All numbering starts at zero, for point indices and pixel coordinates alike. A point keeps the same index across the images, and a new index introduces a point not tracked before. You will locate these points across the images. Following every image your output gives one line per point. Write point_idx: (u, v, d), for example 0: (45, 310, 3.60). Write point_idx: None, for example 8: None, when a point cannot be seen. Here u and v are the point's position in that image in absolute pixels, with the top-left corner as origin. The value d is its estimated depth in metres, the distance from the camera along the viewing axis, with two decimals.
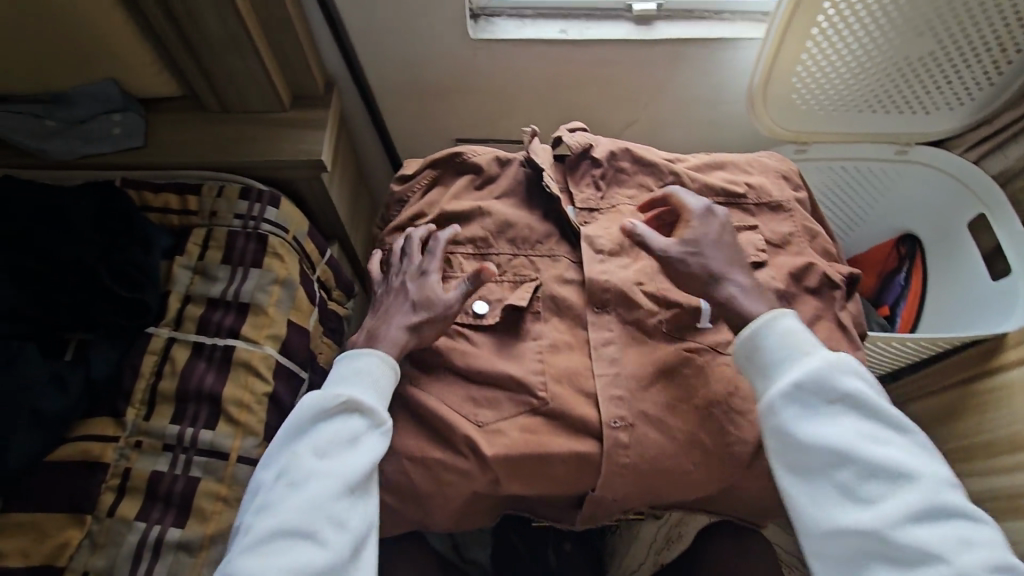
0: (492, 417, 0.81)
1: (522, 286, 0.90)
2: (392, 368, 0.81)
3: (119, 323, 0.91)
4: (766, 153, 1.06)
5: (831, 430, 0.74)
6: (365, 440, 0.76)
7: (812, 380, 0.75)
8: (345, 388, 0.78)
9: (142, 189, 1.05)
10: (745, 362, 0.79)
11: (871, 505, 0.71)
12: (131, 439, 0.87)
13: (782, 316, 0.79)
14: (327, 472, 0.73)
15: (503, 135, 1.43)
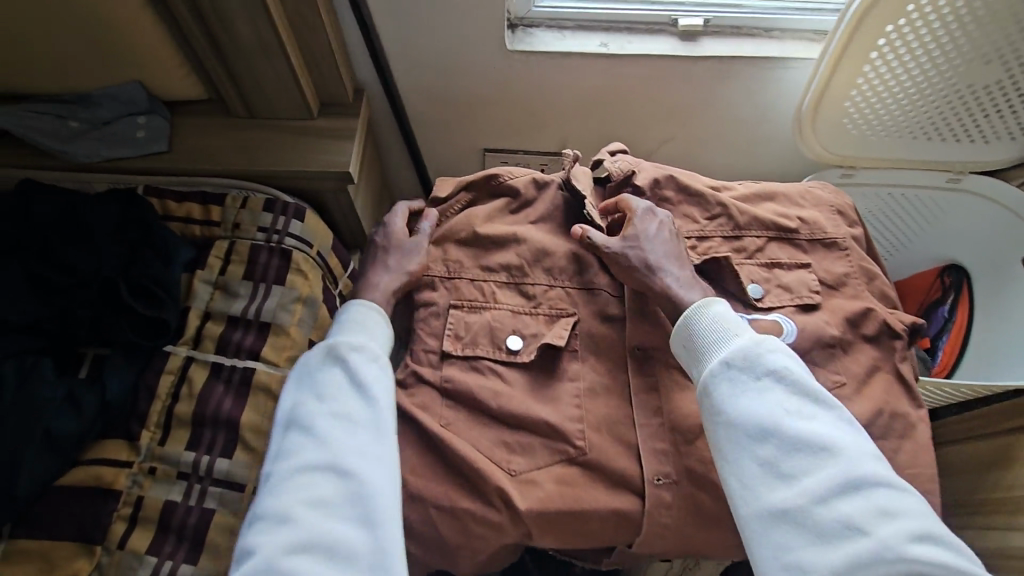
0: (527, 465, 0.77)
1: (559, 322, 0.85)
2: (384, 316, 0.81)
3: (135, 341, 0.87)
4: (819, 184, 1.00)
5: (760, 404, 0.71)
6: (369, 374, 0.74)
7: (739, 355, 0.73)
8: (341, 334, 0.78)
9: (165, 198, 1.02)
10: (682, 347, 0.78)
11: (795, 481, 0.67)
12: (145, 465, 0.83)
13: (710, 300, 0.79)
14: (336, 412, 0.72)
15: (534, 147, 1.37)
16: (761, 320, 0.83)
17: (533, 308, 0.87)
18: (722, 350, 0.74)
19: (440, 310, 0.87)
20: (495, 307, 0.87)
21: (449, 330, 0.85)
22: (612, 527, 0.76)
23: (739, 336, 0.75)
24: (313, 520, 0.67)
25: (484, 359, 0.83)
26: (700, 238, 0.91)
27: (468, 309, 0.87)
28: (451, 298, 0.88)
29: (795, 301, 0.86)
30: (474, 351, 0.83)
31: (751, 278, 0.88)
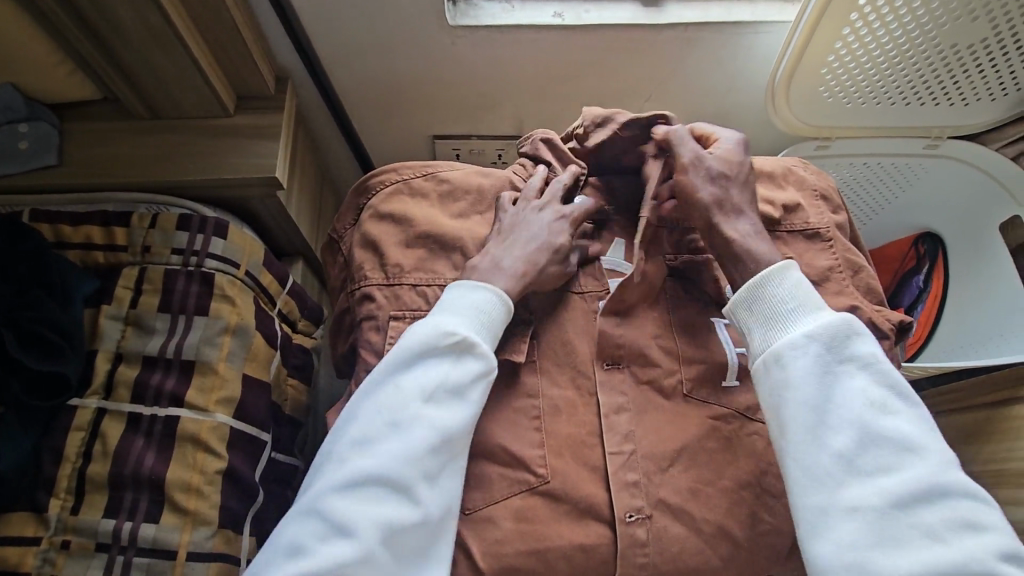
0: (481, 501, 0.68)
1: (516, 331, 0.75)
2: (506, 310, 0.71)
3: (30, 399, 0.75)
4: (796, 165, 0.93)
5: (834, 385, 0.63)
6: (468, 382, 0.67)
7: (821, 335, 0.65)
8: (466, 323, 0.69)
9: (59, 222, 0.88)
10: (744, 315, 0.69)
11: (870, 478, 0.60)
12: (57, 538, 0.73)
13: (791, 262, 0.69)
14: (433, 421, 0.65)
15: (488, 131, 1.24)
16: None
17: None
18: (802, 320, 0.66)
19: (380, 324, 0.77)
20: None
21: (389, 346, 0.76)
22: (580, 568, 0.66)
23: (816, 308, 0.67)
24: (372, 530, 0.62)
25: None
26: None
27: (410, 320, 0.77)
28: (391, 309, 0.78)
29: None
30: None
31: None
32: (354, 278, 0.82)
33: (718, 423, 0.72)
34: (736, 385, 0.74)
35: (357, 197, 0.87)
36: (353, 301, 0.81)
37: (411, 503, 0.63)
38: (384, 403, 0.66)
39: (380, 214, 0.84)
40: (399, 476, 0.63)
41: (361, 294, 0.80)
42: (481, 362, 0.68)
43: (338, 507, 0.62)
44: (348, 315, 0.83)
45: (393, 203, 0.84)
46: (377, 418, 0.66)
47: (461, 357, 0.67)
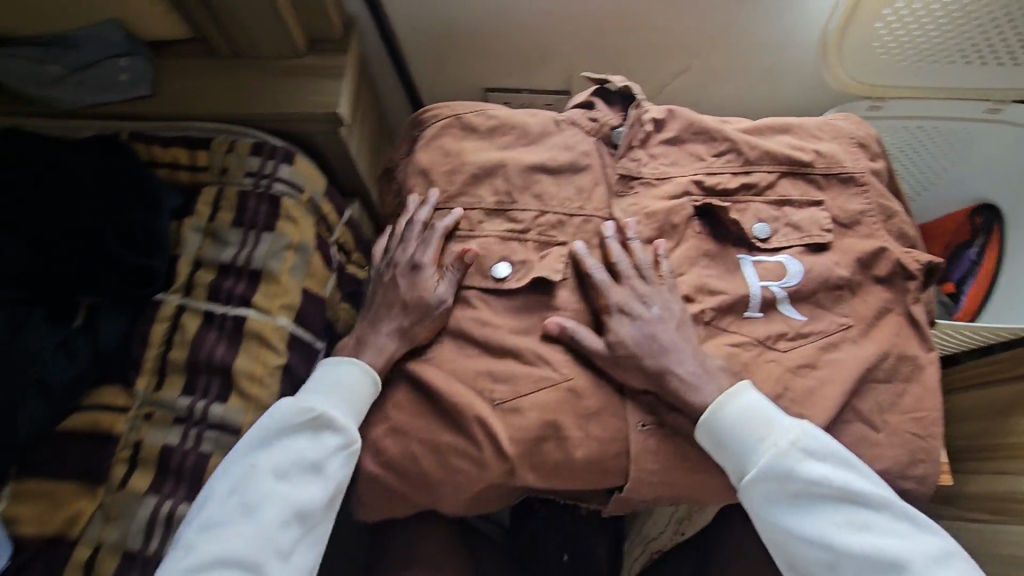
0: (508, 393, 0.73)
1: (551, 250, 0.82)
2: (375, 384, 0.76)
3: (125, 288, 0.86)
4: (837, 116, 0.94)
5: (811, 519, 0.68)
6: (324, 458, 0.72)
7: (774, 473, 0.68)
8: (323, 405, 0.73)
9: (152, 144, 1.00)
10: (710, 450, 0.71)
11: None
12: (142, 410, 0.83)
13: (729, 398, 0.71)
14: (288, 497, 0.70)
15: (537, 86, 1.30)
16: (767, 261, 0.81)
17: (522, 235, 0.83)
18: (756, 461, 0.69)
19: (426, 241, 0.84)
20: (481, 234, 0.84)
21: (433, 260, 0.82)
22: (596, 464, 0.72)
23: (764, 441, 0.69)
24: None
25: (472, 287, 0.80)
26: (708, 175, 0.86)
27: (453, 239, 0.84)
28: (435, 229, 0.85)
29: (804, 240, 0.82)
30: (459, 281, 0.80)
31: (759, 216, 0.84)
32: (405, 202, 0.89)
33: (737, 348, 0.77)
34: (759, 316, 0.79)
35: (413, 129, 0.94)
36: (402, 224, 0.88)
37: None
38: (236, 484, 0.71)
39: (431, 145, 0.90)
40: (246, 556, 0.68)
41: (410, 217, 0.87)
42: (340, 436, 0.72)
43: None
44: (399, 236, 0.90)
45: (445, 135, 0.91)
46: (229, 497, 0.71)
47: (321, 433, 0.73)
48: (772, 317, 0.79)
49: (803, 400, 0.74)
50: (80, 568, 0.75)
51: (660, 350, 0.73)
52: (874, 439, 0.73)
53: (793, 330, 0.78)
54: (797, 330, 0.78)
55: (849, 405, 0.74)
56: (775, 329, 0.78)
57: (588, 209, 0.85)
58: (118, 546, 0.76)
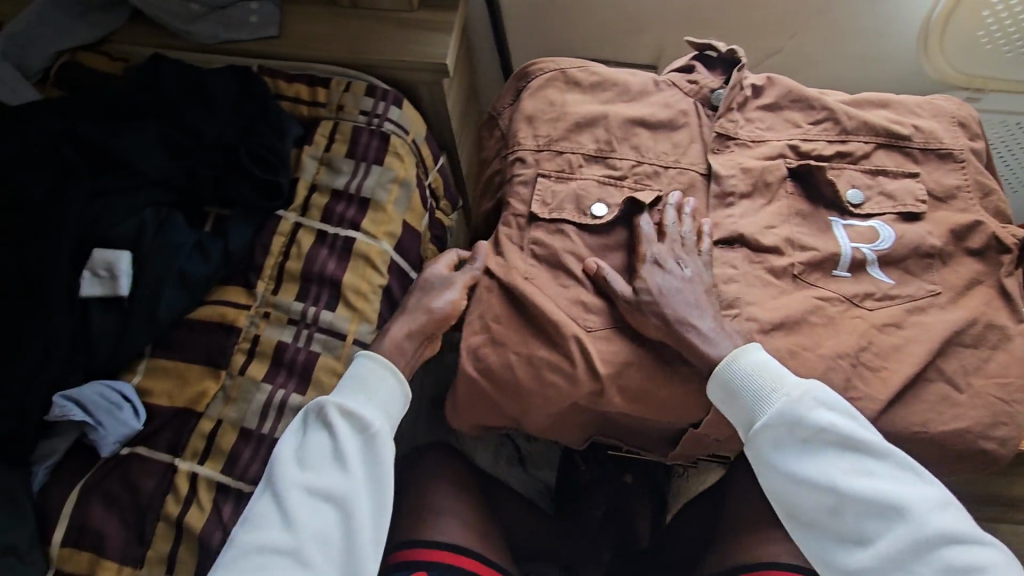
0: (601, 322, 0.80)
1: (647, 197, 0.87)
2: (388, 373, 0.80)
3: (254, 200, 0.95)
4: (938, 96, 0.95)
5: (815, 465, 0.70)
6: (347, 446, 0.75)
7: (782, 419, 0.71)
8: (341, 399, 0.78)
9: (277, 77, 1.07)
10: (725, 399, 0.75)
11: (867, 542, 0.68)
12: (261, 309, 0.92)
13: (742, 351, 0.74)
14: (316, 483, 0.74)
15: (628, 58, 1.33)
16: (858, 227, 0.85)
17: (619, 182, 0.88)
18: (766, 408, 0.72)
19: (528, 179, 0.89)
20: (581, 177, 0.88)
21: (536, 197, 0.87)
22: (678, 391, 0.79)
23: (777, 391, 0.72)
24: None
25: (570, 223, 0.85)
26: (803, 141, 0.89)
27: (554, 178, 0.88)
28: (536, 170, 0.89)
29: (897, 209, 0.85)
30: (559, 216, 0.86)
31: (852, 183, 0.87)
32: (510, 143, 0.94)
33: (823, 303, 0.80)
34: (847, 276, 0.83)
35: (518, 80, 0.99)
36: (506, 164, 0.93)
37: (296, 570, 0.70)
38: (269, 484, 0.75)
39: (537, 94, 0.95)
40: (285, 544, 0.71)
41: (514, 158, 0.91)
42: (362, 425, 0.76)
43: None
44: (499, 176, 0.95)
45: (550, 86, 0.96)
46: (264, 497, 0.75)
47: (340, 424, 0.76)
48: (860, 277, 0.83)
49: (886, 356, 0.78)
50: (204, 438, 0.84)
51: (674, 306, 0.77)
52: (955, 398, 0.76)
53: (880, 291, 0.81)
54: (884, 291, 0.81)
55: (933, 363, 0.78)
56: (863, 288, 0.82)
57: (683, 165, 0.89)
58: (236, 423, 0.85)
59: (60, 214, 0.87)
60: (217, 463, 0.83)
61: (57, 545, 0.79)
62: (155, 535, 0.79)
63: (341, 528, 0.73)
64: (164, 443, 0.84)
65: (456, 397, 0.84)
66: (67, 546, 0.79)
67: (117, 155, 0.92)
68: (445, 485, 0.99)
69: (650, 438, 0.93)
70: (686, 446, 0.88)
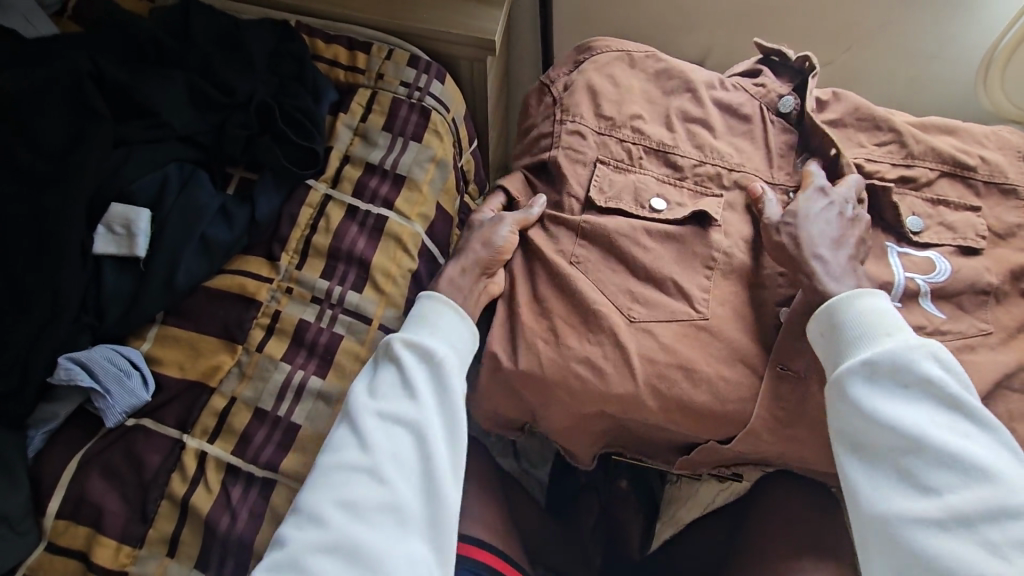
0: (646, 315, 0.77)
1: (704, 199, 0.83)
2: (453, 310, 0.77)
3: (286, 165, 0.89)
4: (1005, 128, 0.91)
5: (904, 408, 0.65)
6: (419, 375, 0.73)
7: (884, 361, 0.66)
8: (411, 332, 0.75)
9: (316, 37, 1.01)
10: (821, 335, 0.71)
11: (933, 494, 0.62)
12: (283, 284, 0.87)
13: (859, 293, 0.70)
14: (389, 409, 0.71)
15: (673, 54, 1.27)
16: (914, 256, 0.81)
17: (680, 182, 0.84)
18: (866, 346, 0.68)
19: (588, 162, 0.84)
20: (641, 171, 0.84)
21: (595, 184, 0.83)
22: (716, 411, 0.75)
23: (886, 334, 0.68)
24: (340, 521, 0.66)
25: (625, 215, 0.82)
26: (868, 161, 0.86)
27: (613, 167, 0.84)
28: (598, 154, 0.85)
29: (956, 241, 0.82)
30: (617, 205, 0.82)
31: (912, 210, 0.84)
32: (568, 112, 0.87)
33: None
34: (898, 306, 0.79)
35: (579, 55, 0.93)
36: (559, 132, 0.86)
37: (371, 491, 0.67)
38: (345, 408, 0.74)
39: (600, 71, 0.90)
40: (361, 465, 0.69)
41: (573, 126, 0.86)
42: (431, 358, 0.73)
43: (324, 504, 0.67)
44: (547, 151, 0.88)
45: (616, 66, 0.91)
46: (340, 423, 0.74)
47: (409, 355, 0.74)
48: (912, 309, 0.79)
49: None
50: (215, 416, 0.80)
51: (803, 227, 0.75)
52: None
53: (932, 326, 0.78)
54: (937, 327, 0.78)
55: None
56: (917, 321, 0.78)
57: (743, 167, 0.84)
58: (252, 402, 0.81)
59: (77, 160, 0.81)
60: (228, 443, 0.79)
61: (52, 516, 0.74)
62: (158, 514, 0.75)
63: (417, 451, 0.70)
64: (172, 416, 0.79)
65: (487, 396, 0.80)
66: (63, 518, 0.74)
67: (142, 103, 0.86)
68: None
69: (659, 449, 0.89)
70: (700, 454, 0.83)
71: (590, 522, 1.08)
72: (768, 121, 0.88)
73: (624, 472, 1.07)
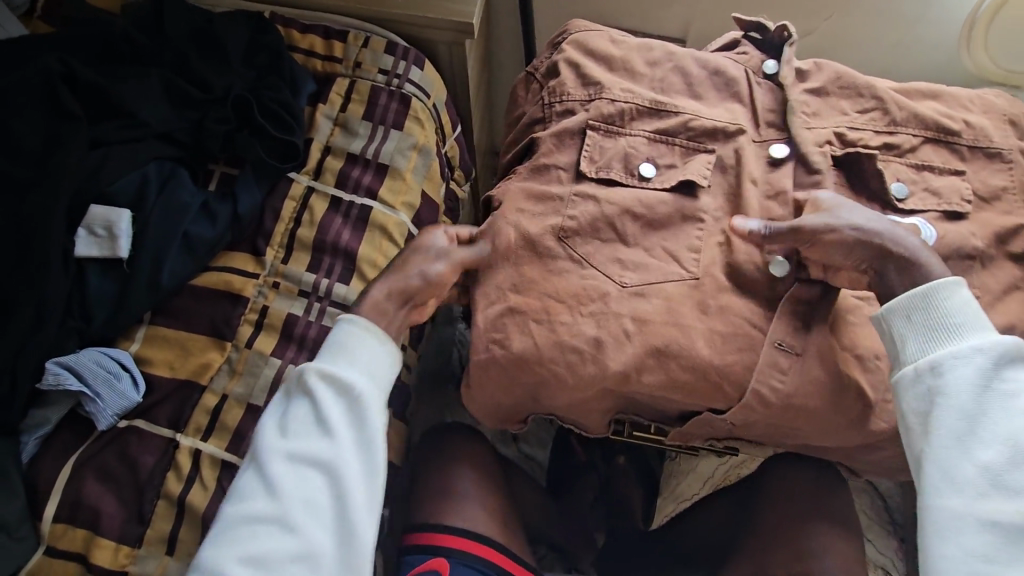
0: (631, 278, 0.77)
1: (696, 156, 0.82)
2: (371, 336, 0.72)
3: (266, 160, 0.88)
4: (991, 91, 0.90)
5: (997, 406, 0.63)
6: (332, 412, 0.69)
7: (989, 355, 0.63)
8: (325, 364, 0.71)
9: (290, 27, 0.99)
10: (906, 318, 0.68)
11: (1016, 496, 0.60)
12: (270, 279, 0.86)
13: (954, 285, 0.67)
14: (300, 451, 0.68)
15: (654, 29, 1.25)
16: (899, 223, 0.80)
17: (670, 139, 0.83)
18: (964, 337, 0.65)
19: (576, 132, 0.83)
20: (631, 132, 0.83)
21: (585, 152, 0.82)
22: (704, 385, 0.75)
23: (985, 329, 0.65)
24: None
25: (617, 183, 0.81)
26: (851, 128, 0.84)
27: (603, 132, 0.83)
28: (589, 116, 0.83)
29: (942, 207, 0.81)
30: (608, 174, 0.81)
31: (898, 176, 0.82)
32: (553, 90, 0.86)
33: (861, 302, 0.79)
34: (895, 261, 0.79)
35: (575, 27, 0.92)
36: (550, 117, 0.86)
37: (281, 546, 0.65)
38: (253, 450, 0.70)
39: (580, 47, 0.88)
40: (271, 516, 0.66)
41: (564, 108, 0.85)
42: (347, 393, 0.70)
43: (226, 561, 0.64)
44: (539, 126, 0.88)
45: (597, 40, 0.88)
46: (247, 464, 0.70)
47: (319, 392, 0.70)
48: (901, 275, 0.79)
49: None
50: (208, 414, 0.80)
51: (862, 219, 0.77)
52: None
53: None
54: None
55: None
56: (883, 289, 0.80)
57: (733, 130, 0.82)
58: (243, 399, 0.81)
59: (52, 164, 0.80)
60: (221, 441, 0.79)
61: (49, 520, 0.74)
62: (156, 514, 0.75)
63: (330, 495, 0.68)
64: (164, 417, 0.79)
65: (479, 385, 0.80)
66: (60, 522, 0.74)
67: (118, 103, 0.85)
68: (452, 473, 0.95)
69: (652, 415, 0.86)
70: (692, 426, 0.82)
71: (591, 495, 1.09)
72: (757, 82, 0.87)
73: (623, 448, 1.10)
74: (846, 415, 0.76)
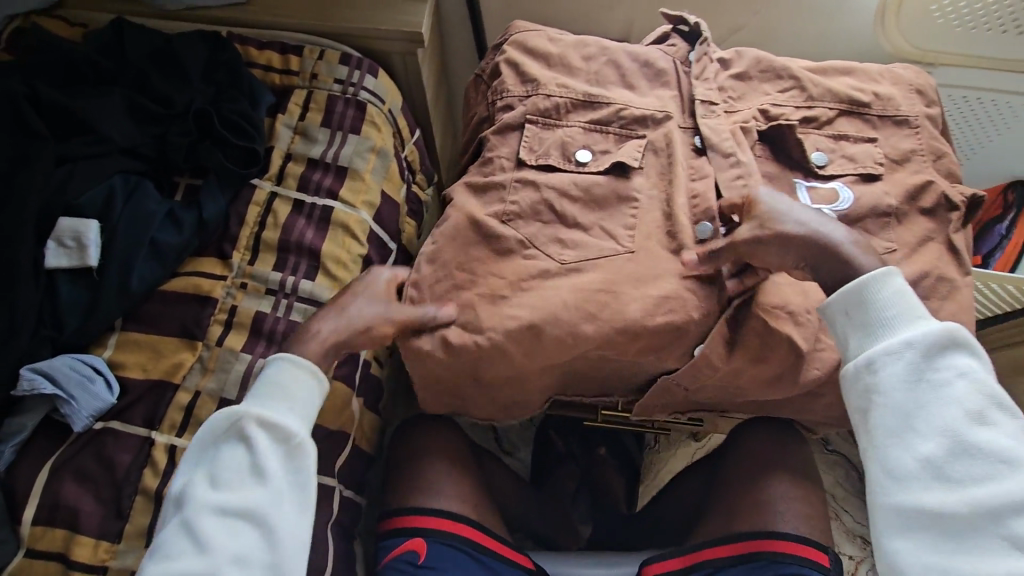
0: (574, 254, 0.82)
1: (631, 140, 0.88)
2: (310, 377, 0.74)
3: (229, 167, 0.93)
4: (899, 65, 0.99)
5: (933, 397, 0.65)
6: (268, 458, 0.69)
7: (919, 348, 0.67)
8: (262, 410, 0.71)
9: (248, 44, 1.04)
10: (844, 318, 0.72)
11: (957, 486, 0.62)
12: (237, 280, 0.90)
13: (886, 280, 0.71)
14: (234, 500, 0.68)
15: (598, 30, 1.32)
16: (820, 188, 0.87)
17: (604, 127, 0.89)
18: (895, 332, 0.68)
19: (517, 124, 0.89)
20: (567, 124, 0.89)
21: (524, 142, 0.88)
22: (650, 347, 0.80)
23: (917, 322, 0.68)
24: None
25: (556, 170, 0.87)
26: (773, 106, 0.91)
27: (541, 125, 0.89)
28: (526, 111, 0.89)
29: (858, 170, 0.88)
30: (546, 161, 0.87)
31: (816, 146, 0.89)
32: (495, 88, 0.92)
33: None
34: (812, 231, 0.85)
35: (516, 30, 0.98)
36: (493, 113, 0.92)
37: None
38: (182, 502, 0.68)
39: (520, 46, 0.94)
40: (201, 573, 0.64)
41: (505, 103, 0.91)
42: (283, 438, 0.71)
43: None
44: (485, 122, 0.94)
45: (536, 40, 0.95)
46: (174, 518, 0.68)
47: (253, 439, 0.70)
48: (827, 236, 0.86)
49: None
50: (182, 411, 0.83)
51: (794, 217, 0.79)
52: None
53: None
54: None
55: None
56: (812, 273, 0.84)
57: (662, 115, 0.89)
58: (215, 394, 0.84)
59: (20, 181, 0.84)
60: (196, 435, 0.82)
61: (29, 523, 0.76)
62: (134, 509, 0.77)
63: (263, 545, 0.67)
64: (139, 416, 0.82)
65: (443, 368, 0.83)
66: (39, 525, 0.76)
67: (83, 121, 0.89)
68: (426, 460, 0.98)
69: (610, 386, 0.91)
70: (652, 392, 0.87)
71: (571, 487, 1.13)
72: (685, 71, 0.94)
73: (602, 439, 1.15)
74: (785, 367, 0.82)
